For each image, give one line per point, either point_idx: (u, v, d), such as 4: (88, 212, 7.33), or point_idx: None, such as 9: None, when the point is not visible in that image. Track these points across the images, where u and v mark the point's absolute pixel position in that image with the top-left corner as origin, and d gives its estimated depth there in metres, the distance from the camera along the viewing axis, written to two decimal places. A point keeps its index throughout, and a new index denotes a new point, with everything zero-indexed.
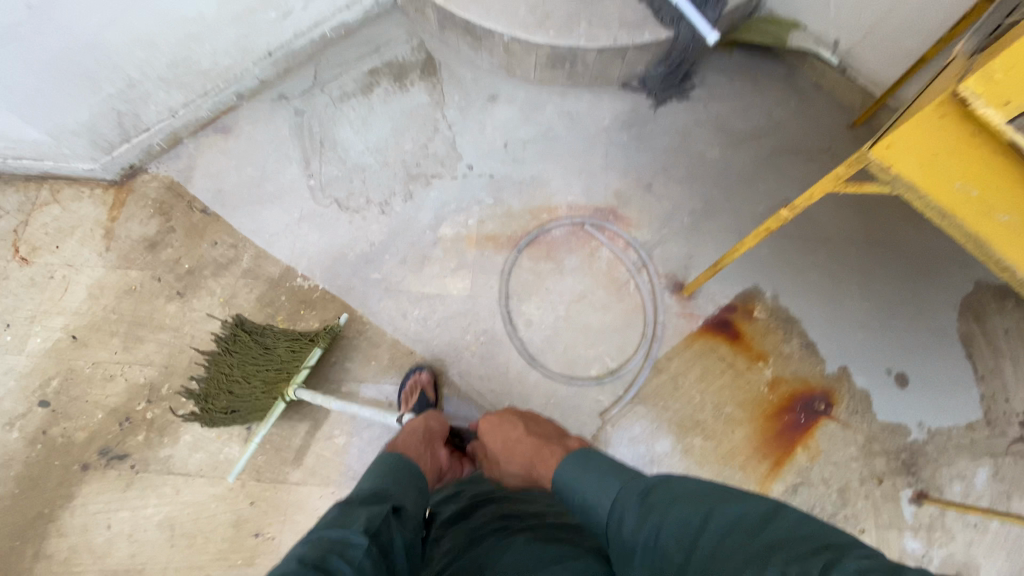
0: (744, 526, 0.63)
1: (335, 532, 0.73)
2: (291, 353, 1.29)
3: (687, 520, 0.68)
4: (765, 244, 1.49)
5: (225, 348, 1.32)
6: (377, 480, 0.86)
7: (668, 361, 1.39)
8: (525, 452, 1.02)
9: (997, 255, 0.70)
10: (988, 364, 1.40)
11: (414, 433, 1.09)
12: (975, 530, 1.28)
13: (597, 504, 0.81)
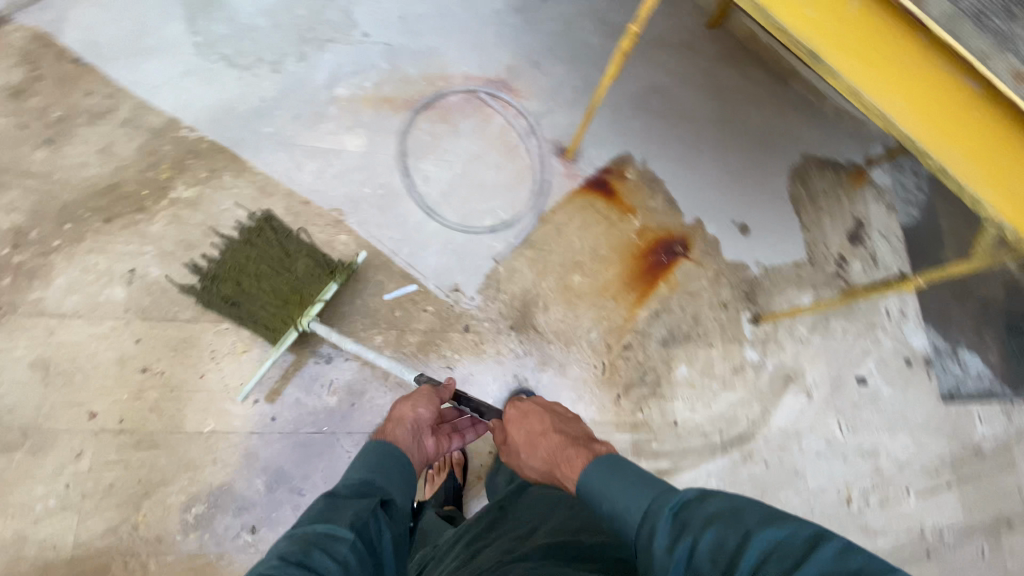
0: (787, 558, 0.61)
1: (322, 525, 0.75)
2: (309, 274, 1.28)
3: (722, 545, 0.65)
4: (638, 118, 1.68)
5: (249, 239, 1.32)
6: (360, 469, 0.86)
7: (553, 213, 1.54)
8: (549, 455, 0.93)
9: (781, 23, 0.87)
10: (811, 217, 1.69)
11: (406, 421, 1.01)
12: (801, 342, 1.55)
13: (624, 513, 0.76)
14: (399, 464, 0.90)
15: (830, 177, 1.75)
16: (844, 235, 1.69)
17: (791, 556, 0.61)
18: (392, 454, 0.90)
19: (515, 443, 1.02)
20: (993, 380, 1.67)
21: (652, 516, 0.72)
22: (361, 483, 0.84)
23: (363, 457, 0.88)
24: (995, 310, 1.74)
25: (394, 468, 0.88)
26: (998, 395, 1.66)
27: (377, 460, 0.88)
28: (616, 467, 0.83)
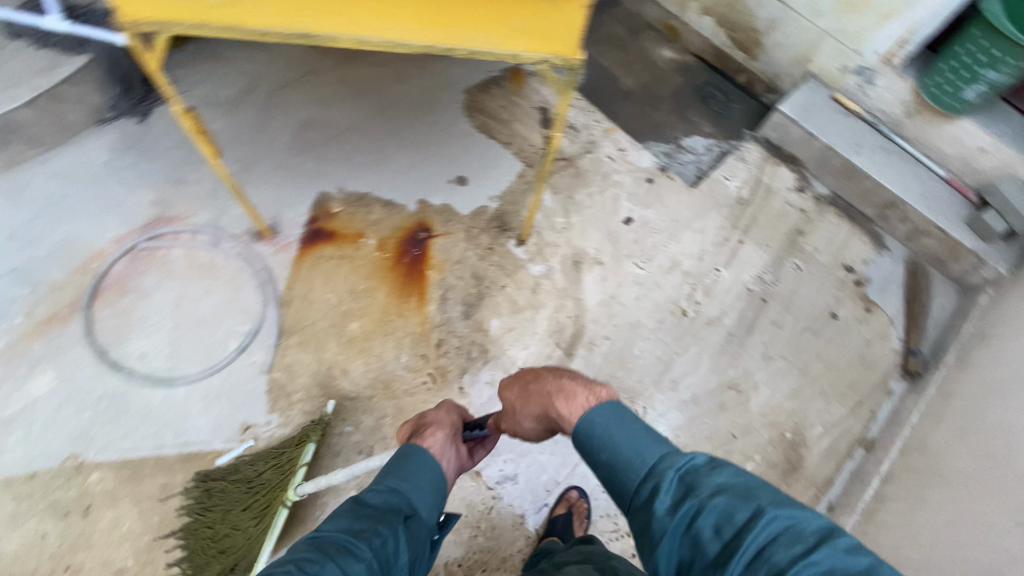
0: (780, 531, 0.72)
1: (324, 548, 0.82)
2: (279, 472, 1.27)
3: (727, 508, 0.75)
4: (308, 160, 1.70)
5: (200, 509, 1.25)
6: (409, 478, 0.92)
7: (291, 290, 1.49)
8: (546, 389, 1.02)
9: (277, 30, 0.91)
10: (507, 133, 1.85)
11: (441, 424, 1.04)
12: (566, 229, 1.71)
13: (632, 459, 0.87)
14: (433, 476, 0.93)
15: (499, 94, 1.92)
16: (540, 127, 1.89)
17: (778, 527, 0.72)
18: (429, 466, 0.94)
19: (511, 404, 1.08)
20: (716, 144, 2.01)
21: (659, 477, 0.82)
22: (395, 496, 0.90)
23: (400, 467, 0.93)
24: (681, 94, 2.14)
25: (428, 480, 0.92)
26: (728, 150, 1.99)
27: (414, 476, 0.92)
28: (618, 415, 0.92)
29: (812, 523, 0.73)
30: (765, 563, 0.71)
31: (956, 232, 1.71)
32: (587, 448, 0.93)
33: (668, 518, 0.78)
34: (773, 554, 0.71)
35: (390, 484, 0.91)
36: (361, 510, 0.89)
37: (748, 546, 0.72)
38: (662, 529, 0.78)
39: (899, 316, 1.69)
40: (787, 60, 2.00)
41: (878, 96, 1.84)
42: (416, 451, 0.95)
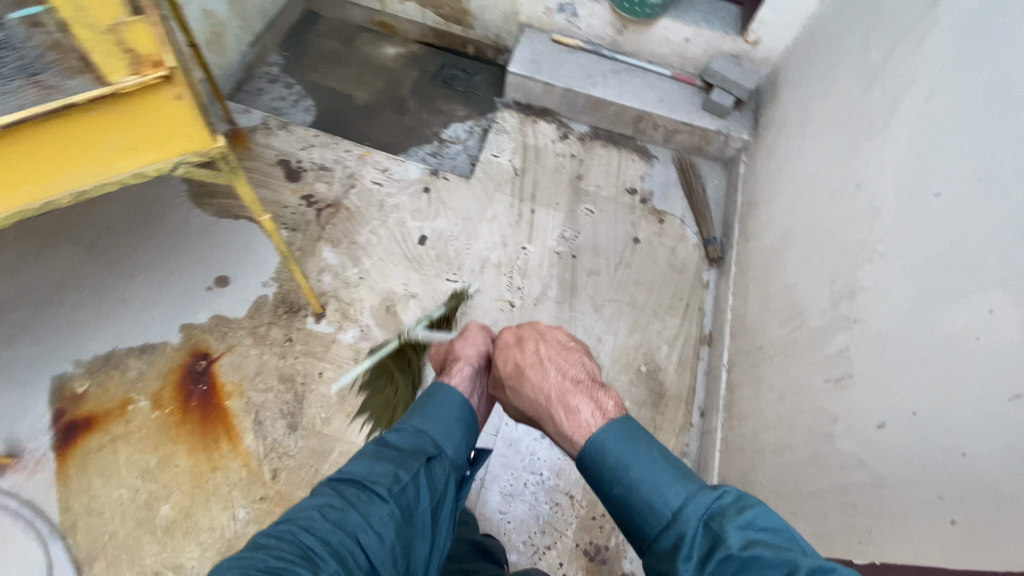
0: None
1: (350, 486, 0.81)
2: (400, 356, 1.42)
3: (763, 555, 0.61)
4: (17, 345, 1.35)
5: (367, 396, 1.39)
6: (428, 416, 0.95)
7: (64, 512, 1.20)
8: (541, 382, 0.94)
9: None
10: (253, 205, 1.63)
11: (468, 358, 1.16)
12: (363, 278, 1.56)
13: (652, 502, 0.71)
14: (458, 404, 0.98)
15: None
16: (287, 183, 1.68)
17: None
18: (453, 397, 0.99)
19: (505, 373, 1.02)
20: (473, 125, 1.98)
21: (681, 523, 0.67)
22: (417, 431, 0.92)
23: (426, 405, 0.98)
24: (421, 86, 2.06)
25: (447, 419, 0.95)
26: (487, 125, 1.97)
27: (444, 402, 0.98)
28: (634, 437, 0.77)
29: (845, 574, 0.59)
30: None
31: (698, 120, 1.85)
32: (598, 482, 0.78)
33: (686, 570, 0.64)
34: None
35: (408, 422, 0.94)
36: (392, 439, 0.91)
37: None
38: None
39: (688, 214, 1.82)
40: (499, 18, 1.97)
41: (587, 25, 1.90)
42: (445, 387, 1.02)
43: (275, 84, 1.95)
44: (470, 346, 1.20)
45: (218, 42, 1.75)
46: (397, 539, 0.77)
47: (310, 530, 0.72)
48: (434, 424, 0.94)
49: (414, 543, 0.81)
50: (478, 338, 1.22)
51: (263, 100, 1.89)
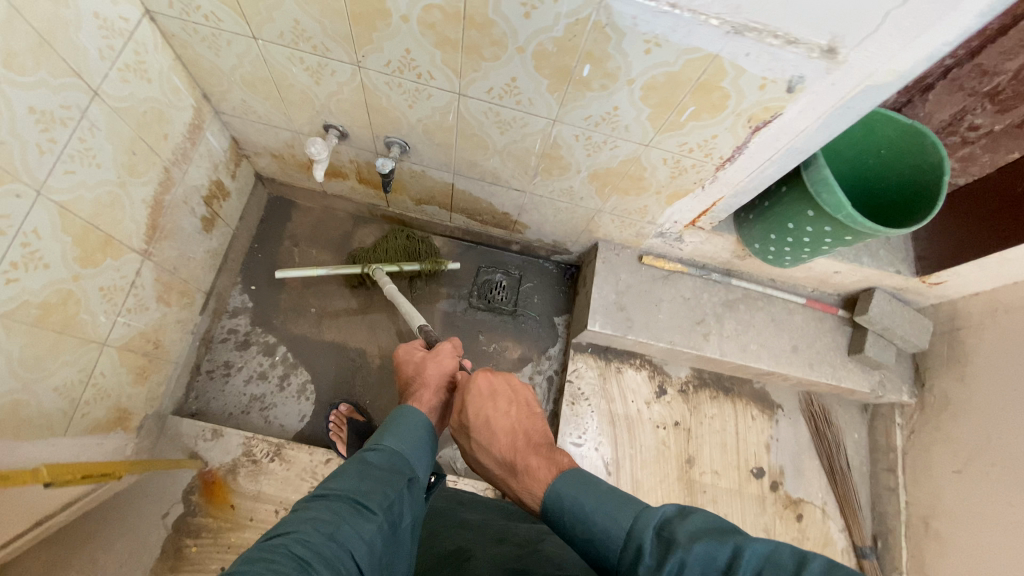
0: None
1: (336, 483, 0.76)
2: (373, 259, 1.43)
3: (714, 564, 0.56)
4: None
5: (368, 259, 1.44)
6: (402, 432, 0.91)
7: None
8: (508, 447, 0.89)
9: None
10: None
11: (434, 387, 1.05)
12: None
13: (608, 528, 0.67)
14: (425, 426, 0.96)
15: (205, 552, 1.14)
16: None
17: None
18: (420, 417, 0.96)
19: (468, 424, 0.95)
20: (532, 374, 1.46)
21: (639, 537, 0.63)
22: (392, 450, 0.87)
23: (390, 428, 0.92)
24: (454, 314, 1.48)
25: (421, 443, 0.92)
26: (551, 376, 1.46)
27: (411, 421, 0.94)
28: (584, 480, 0.76)
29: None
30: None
31: (846, 378, 1.37)
32: (560, 529, 0.73)
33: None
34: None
35: (381, 442, 0.88)
36: (367, 453, 0.85)
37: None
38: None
39: (829, 501, 1.41)
40: (561, 231, 1.37)
41: (693, 248, 1.32)
42: (411, 408, 0.96)
43: (248, 351, 1.35)
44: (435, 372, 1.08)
45: (155, 358, 1.12)
46: (381, 558, 0.72)
47: (305, 543, 0.63)
48: (407, 441, 0.90)
49: (392, 565, 0.77)
50: (447, 366, 1.09)
51: (235, 387, 1.32)
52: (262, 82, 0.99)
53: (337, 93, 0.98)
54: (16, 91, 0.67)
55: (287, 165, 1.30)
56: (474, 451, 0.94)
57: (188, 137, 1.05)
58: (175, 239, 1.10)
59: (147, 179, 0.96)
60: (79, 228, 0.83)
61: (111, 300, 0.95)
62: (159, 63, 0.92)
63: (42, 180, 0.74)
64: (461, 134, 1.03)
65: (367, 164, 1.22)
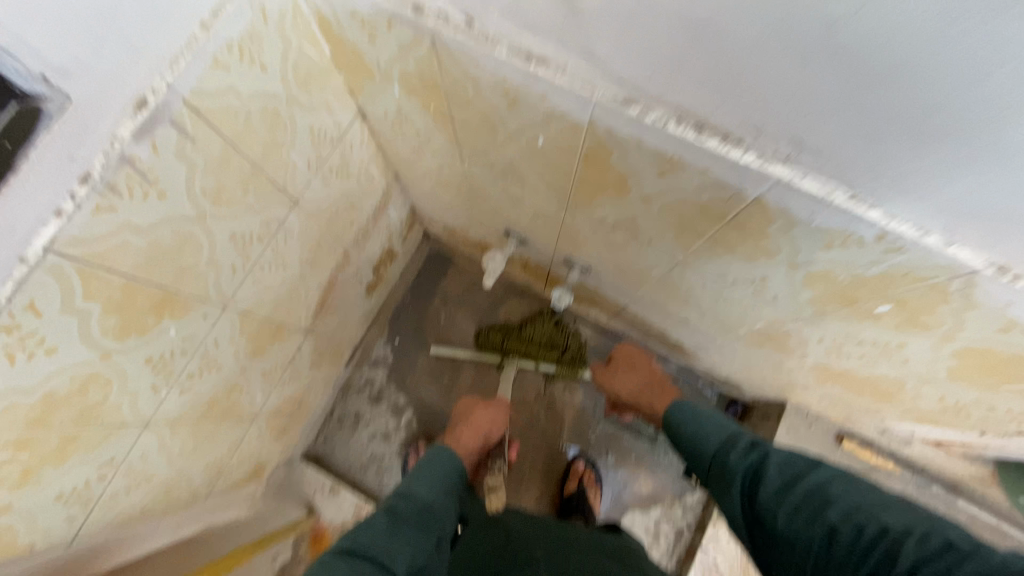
0: (830, 487, 0.61)
1: (365, 534, 0.66)
2: (522, 332, 1.31)
3: (793, 463, 0.67)
4: None
5: (515, 328, 1.32)
6: (431, 480, 0.84)
7: None
8: (636, 373, 1.20)
9: None
10: None
11: (477, 427, 1.05)
12: None
13: (709, 433, 0.84)
14: (452, 470, 0.88)
15: None
16: None
17: (830, 489, 0.61)
18: (447, 462, 0.89)
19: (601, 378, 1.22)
20: (660, 518, 1.26)
21: (739, 441, 0.77)
22: (423, 500, 0.78)
23: (418, 472, 0.85)
24: (588, 421, 1.33)
25: (445, 490, 0.84)
26: (682, 528, 1.25)
27: (436, 467, 0.87)
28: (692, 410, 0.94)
29: (883, 513, 0.56)
30: (818, 502, 0.60)
31: None
32: (675, 433, 0.93)
33: (738, 462, 0.73)
34: (829, 492, 0.60)
35: (409, 489, 0.80)
36: (397, 503, 0.75)
37: (798, 497, 0.62)
38: (735, 474, 0.72)
39: None
40: (741, 378, 1.14)
41: (918, 456, 1.01)
42: (444, 452, 0.91)
43: (379, 407, 1.33)
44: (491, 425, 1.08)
45: (297, 414, 1.14)
46: None
47: None
48: (437, 491, 0.82)
49: None
50: (496, 420, 1.09)
51: (360, 440, 1.31)
52: (455, 185, 0.90)
53: (531, 216, 0.85)
54: (220, 223, 0.64)
55: (456, 236, 1.23)
56: (609, 381, 1.19)
57: (371, 218, 1.01)
58: (338, 310, 1.08)
59: (325, 267, 0.94)
60: (256, 327, 0.82)
61: (270, 377, 0.95)
62: (361, 158, 0.86)
63: (229, 296, 0.72)
64: (661, 285, 0.85)
65: (539, 264, 1.10)
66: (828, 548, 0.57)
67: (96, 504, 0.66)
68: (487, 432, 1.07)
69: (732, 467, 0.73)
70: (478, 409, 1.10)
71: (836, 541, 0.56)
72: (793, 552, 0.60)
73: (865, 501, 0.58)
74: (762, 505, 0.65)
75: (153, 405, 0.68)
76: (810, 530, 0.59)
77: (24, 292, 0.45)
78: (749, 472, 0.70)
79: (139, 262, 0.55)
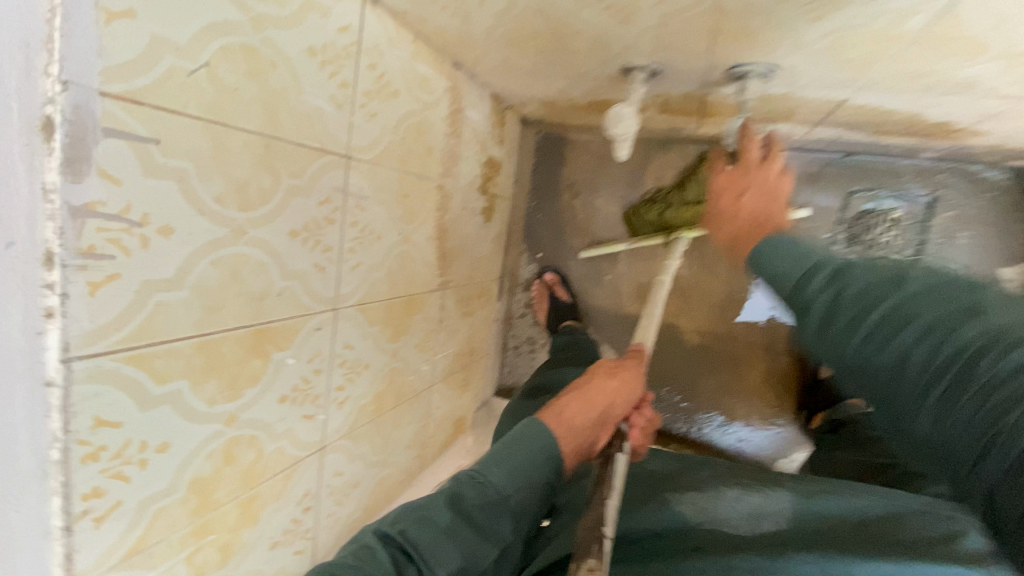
0: (918, 295, 0.40)
1: (424, 532, 0.50)
2: (684, 192, 1.02)
3: (875, 264, 0.44)
4: None
5: (673, 192, 1.04)
6: (512, 469, 0.56)
7: None
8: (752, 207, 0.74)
9: None
10: None
11: (590, 399, 0.65)
12: None
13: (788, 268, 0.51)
14: (547, 450, 0.58)
15: None
16: None
17: (932, 283, 0.40)
18: (546, 438, 0.59)
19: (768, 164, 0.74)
20: None
21: (820, 267, 0.48)
22: (501, 492, 0.54)
23: (502, 448, 0.58)
24: None
25: (536, 488, 0.57)
26: None
27: (531, 441, 0.58)
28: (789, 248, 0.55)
29: (988, 313, 0.36)
30: (901, 321, 0.39)
31: None
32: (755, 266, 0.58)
33: (817, 294, 0.46)
34: (910, 299, 0.40)
35: (485, 475, 0.55)
36: (464, 488, 0.54)
37: (883, 321, 0.40)
38: (814, 316, 0.46)
39: None
40: None
41: None
42: (542, 426, 0.60)
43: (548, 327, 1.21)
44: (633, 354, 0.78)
45: (473, 363, 1.08)
46: None
47: None
48: (520, 483, 0.55)
49: None
50: (620, 395, 0.68)
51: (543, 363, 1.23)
52: (530, 38, 0.63)
53: (657, 28, 0.54)
54: (269, 227, 0.49)
55: (559, 108, 0.95)
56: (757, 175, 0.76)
57: (452, 131, 0.80)
58: (464, 250, 0.93)
59: (425, 214, 0.77)
60: (383, 312, 0.71)
61: (426, 347, 0.87)
62: (401, 62, 0.64)
63: (333, 295, 0.61)
64: (921, 42, 0.49)
65: (683, 98, 0.77)
66: (925, 352, 0.37)
67: (318, 528, 0.66)
68: (604, 410, 0.65)
69: (808, 305, 0.47)
70: (602, 381, 0.68)
71: (925, 347, 0.37)
72: (909, 404, 0.39)
73: (940, 285, 0.39)
74: (853, 352, 0.42)
75: (318, 431, 0.63)
76: (902, 343, 0.38)
77: (81, 415, 0.36)
78: (830, 307, 0.45)
79: (196, 317, 0.44)
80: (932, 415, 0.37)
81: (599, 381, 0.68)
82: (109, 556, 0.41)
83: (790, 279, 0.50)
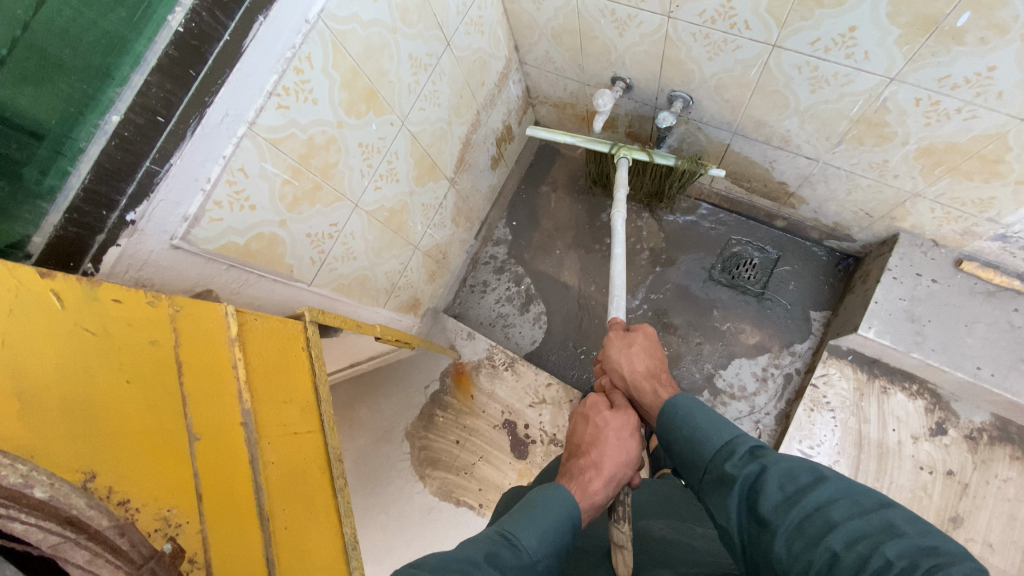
0: (826, 494, 0.53)
1: None
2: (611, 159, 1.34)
3: (795, 474, 0.57)
4: None
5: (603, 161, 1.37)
6: (539, 531, 0.65)
7: None
8: (637, 385, 0.89)
9: None
10: (477, 491, 1.30)
11: (607, 475, 0.78)
12: None
13: (709, 436, 0.69)
14: (569, 523, 0.69)
15: (449, 423, 1.39)
16: (512, 461, 1.32)
17: (831, 496, 0.53)
18: (567, 507, 0.70)
19: (635, 395, 0.89)
20: (769, 364, 1.33)
21: (739, 443, 0.65)
22: (531, 557, 0.63)
23: (530, 512, 0.68)
24: (692, 281, 1.42)
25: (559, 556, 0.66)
26: (787, 373, 1.31)
27: (557, 511, 0.68)
28: (683, 416, 0.74)
29: (862, 532, 0.49)
30: (818, 527, 0.51)
31: None
32: (664, 428, 0.76)
33: (739, 469, 0.61)
34: (831, 513, 0.52)
35: (517, 537, 0.64)
36: (500, 549, 0.62)
37: (801, 513, 0.53)
38: (731, 481, 0.61)
39: None
40: (846, 212, 1.17)
41: None
42: (564, 495, 0.71)
43: (502, 277, 1.56)
44: (618, 423, 0.86)
45: (441, 266, 1.39)
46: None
47: None
48: (548, 551, 0.65)
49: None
50: (611, 458, 0.80)
51: (488, 302, 1.55)
52: (568, 35, 1.08)
53: (636, 44, 1.00)
54: (403, 39, 0.87)
55: (565, 115, 1.40)
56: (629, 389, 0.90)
57: (497, 84, 1.22)
58: (471, 171, 1.31)
59: (464, 120, 1.16)
60: (419, 153, 1.06)
61: (426, 212, 1.20)
62: (491, 18, 1.07)
63: (405, 113, 0.96)
64: (759, 90, 0.95)
65: (641, 118, 1.23)
66: (811, 558, 0.50)
67: (327, 259, 0.94)
68: (613, 477, 0.78)
69: (729, 473, 0.62)
70: (600, 453, 0.81)
71: (811, 545, 0.51)
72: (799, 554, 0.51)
73: (862, 514, 0.51)
74: (759, 527, 0.56)
75: (359, 188, 0.94)
76: (811, 552, 0.50)
77: (308, 45, 0.70)
78: (750, 481, 0.60)
79: (358, 51, 0.79)
80: (792, 554, 0.52)
81: (601, 453, 0.81)
82: (268, 132, 0.71)
83: (706, 452, 0.67)
